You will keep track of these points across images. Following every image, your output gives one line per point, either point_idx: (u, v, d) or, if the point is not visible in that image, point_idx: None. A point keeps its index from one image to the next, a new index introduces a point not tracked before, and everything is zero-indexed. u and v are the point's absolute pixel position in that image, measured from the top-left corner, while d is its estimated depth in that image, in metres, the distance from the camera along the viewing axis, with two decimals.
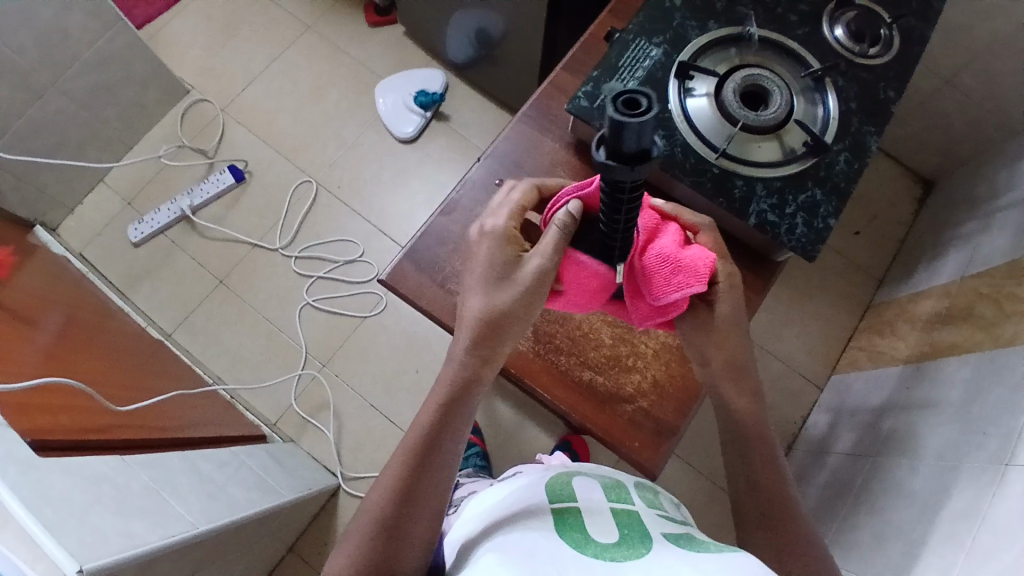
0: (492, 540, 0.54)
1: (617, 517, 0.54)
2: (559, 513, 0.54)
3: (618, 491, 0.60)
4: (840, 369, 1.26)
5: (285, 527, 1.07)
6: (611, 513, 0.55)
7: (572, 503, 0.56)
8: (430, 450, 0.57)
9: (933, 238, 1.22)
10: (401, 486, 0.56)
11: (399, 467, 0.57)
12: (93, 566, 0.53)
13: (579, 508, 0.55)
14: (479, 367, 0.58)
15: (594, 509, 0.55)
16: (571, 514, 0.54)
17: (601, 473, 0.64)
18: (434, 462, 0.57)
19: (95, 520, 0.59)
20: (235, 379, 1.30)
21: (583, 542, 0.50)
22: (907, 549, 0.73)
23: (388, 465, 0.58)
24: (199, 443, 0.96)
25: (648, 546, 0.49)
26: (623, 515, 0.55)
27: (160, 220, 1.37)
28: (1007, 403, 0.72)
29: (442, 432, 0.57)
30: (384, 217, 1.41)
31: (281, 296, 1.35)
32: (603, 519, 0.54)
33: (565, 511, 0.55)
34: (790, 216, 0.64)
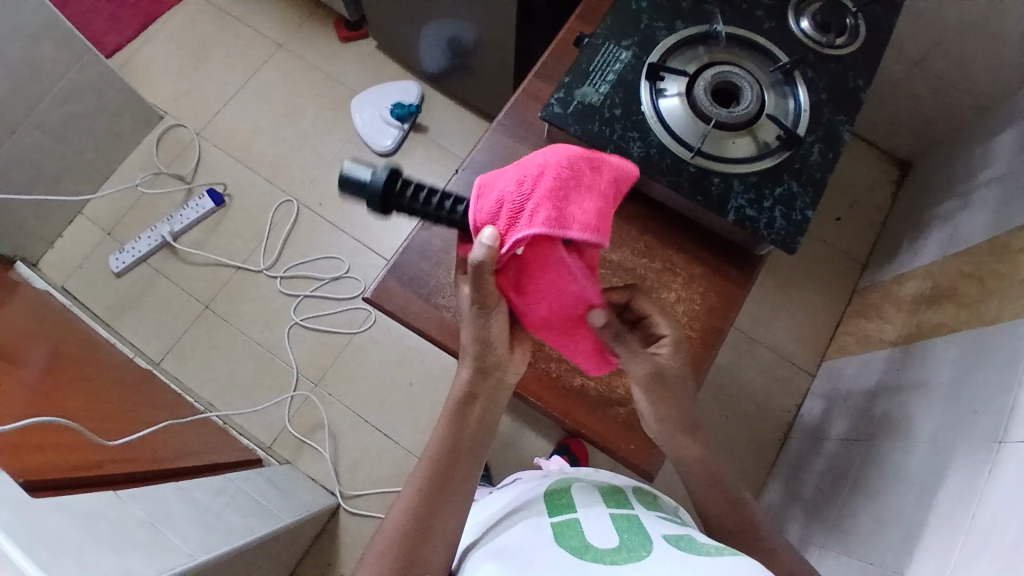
0: (490, 552, 0.54)
1: (617, 523, 0.54)
2: (559, 525, 0.54)
3: (616, 496, 0.60)
4: (829, 355, 1.27)
5: (286, 551, 1.05)
6: (611, 519, 0.54)
7: (572, 515, 0.55)
8: (437, 482, 0.57)
9: (912, 220, 1.24)
10: (410, 521, 0.55)
11: (408, 503, 0.56)
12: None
13: (579, 519, 0.55)
14: (477, 390, 0.59)
15: (593, 517, 0.55)
16: (571, 526, 0.54)
17: (598, 479, 0.64)
18: (447, 496, 0.57)
19: (90, 559, 0.57)
20: (227, 404, 1.28)
21: (584, 553, 0.50)
22: (907, 531, 0.73)
23: (401, 498, 0.58)
24: (195, 472, 0.94)
25: (648, 549, 0.49)
26: (623, 520, 0.55)
27: (141, 248, 1.35)
28: (996, 380, 0.73)
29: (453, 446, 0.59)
30: (368, 232, 1.40)
31: (269, 318, 1.34)
32: (602, 524, 0.54)
33: (565, 523, 0.54)
34: (767, 209, 0.65)
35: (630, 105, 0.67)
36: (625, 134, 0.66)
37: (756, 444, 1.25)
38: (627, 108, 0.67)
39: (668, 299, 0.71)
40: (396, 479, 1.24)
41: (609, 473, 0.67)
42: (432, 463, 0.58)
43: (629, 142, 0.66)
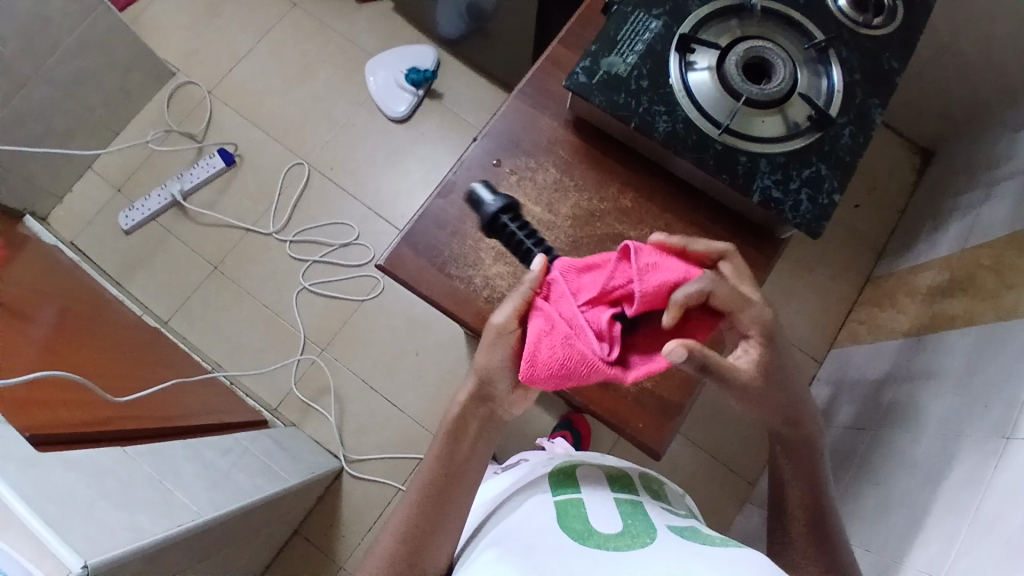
0: (490, 542, 0.54)
1: (621, 506, 0.55)
2: (563, 505, 0.54)
3: (622, 481, 0.60)
4: (839, 342, 1.26)
5: (291, 510, 1.07)
6: (615, 502, 0.55)
7: (576, 494, 0.56)
8: (435, 503, 0.59)
9: (933, 209, 1.22)
10: (403, 536, 0.58)
11: (405, 517, 0.59)
12: (98, 563, 0.53)
13: (583, 499, 0.55)
14: (475, 418, 0.61)
15: (598, 500, 0.55)
16: (575, 506, 0.54)
17: (605, 461, 0.64)
18: (442, 511, 0.59)
19: (99, 514, 0.59)
20: (234, 365, 1.29)
21: (584, 533, 0.50)
22: (910, 520, 0.74)
23: (399, 509, 0.61)
24: (200, 431, 0.95)
25: (650, 536, 0.49)
26: (628, 505, 0.55)
27: (150, 207, 1.35)
28: (1007, 375, 0.72)
29: (449, 466, 0.60)
30: (379, 199, 1.39)
31: (278, 281, 1.34)
32: (606, 508, 0.54)
33: (569, 503, 0.55)
34: (794, 191, 0.63)
35: (658, 77, 0.65)
36: (651, 107, 0.64)
37: None
38: (654, 80, 0.65)
39: None
40: (402, 446, 1.25)
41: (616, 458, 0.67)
42: (423, 499, 0.60)
43: (655, 116, 0.64)
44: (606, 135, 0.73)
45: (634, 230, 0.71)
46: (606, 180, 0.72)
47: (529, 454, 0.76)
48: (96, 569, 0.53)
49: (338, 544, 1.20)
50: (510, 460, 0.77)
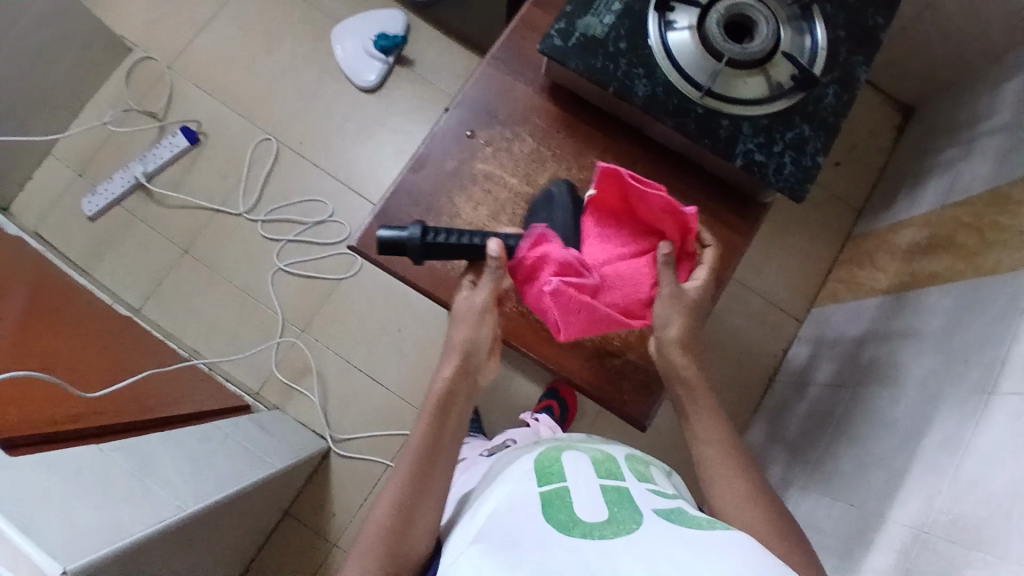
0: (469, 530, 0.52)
1: (605, 493, 0.54)
2: (548, 495, 0.53)
3: (607, 467, 0.59)
4: (818, 302, 1.27)
5: (279, 493, 1.07)
6: (600, 489, 0.54)
7: (561, 485, 0.55)
8: (429, 467, 0.58)
9: (912, 167, 1.21)
10: (398, 506, 0.56)
11: (399, 487, 0.57)
12: (77, 568, 0.51)
13: (568, 489, 0.54)
14: (463, 376, 0.62)
15: (582, 488, 0.54)
16: (560, 497, 0.53)
17: (588, 446, 0.64)
18: (437, 473, 0.58)
19: (76, 513, 0.57)
20: (211, 350, 1.26)
21: (571, 523, 0.49)
22: (891, 475, 0.76)
23: (390, 481, 0.58)
24: (178, 421, 0.93)
25: (637, 521, 0.49)
26: (612, 492, 0.54)
27: (113, 189, 1.29)
28: (990, 331, 0.73)
29: (443, 428, 0.61)
30: (353, 174, 1.34)
31: (251, 261, 1.30)
32: (592, 496, 0.53)
33: (554, 493, 0.54)
34: (777, 154, 0.62)
35: (637, 38, 0.62)
36: (630, 71, 0.62)
37: (742, 386, 1.26)
38: (633, 42, 0.62)
39: None
40: (388, 423, 1.25)
41: (599, 442, 0.67)
42: (426, 449, 0.59)
43: (635, 80, 0.62)
44: (581, 100, 0.70)
45: None
46: (585, 148, 0.70)
47: (513, 438, 0.76)
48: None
49: (327, 522, 1.20)
50: (494, 445, 0.76)
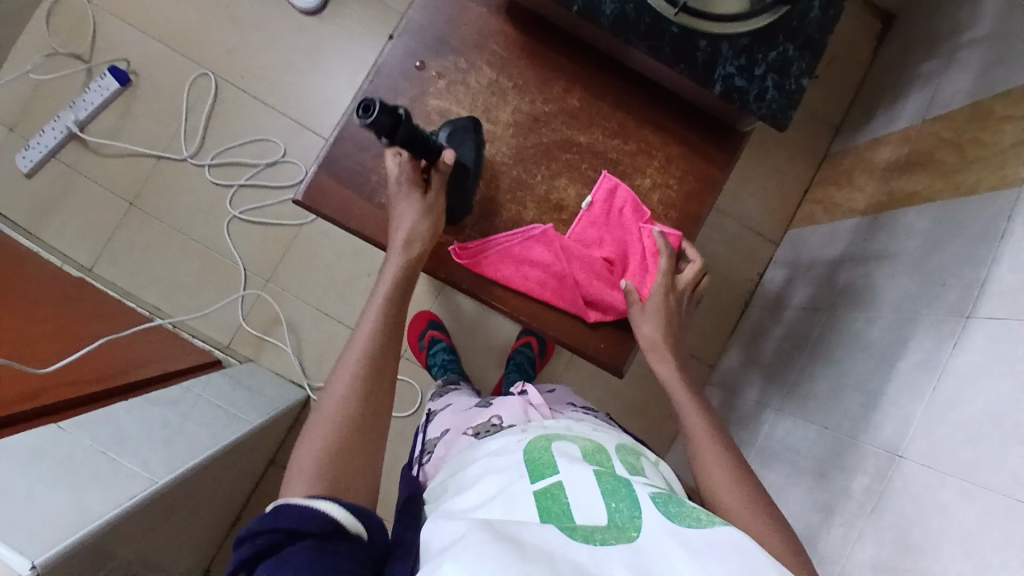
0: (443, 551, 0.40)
1: (601, 482, 0.43)
2: (541, 502, 0.42)
3: (598, 454, 0.49)
4: (794, 224, 1.25)
5: (260, 446, 1.06)
6: (598, 480, 0.44)
7: (554, 480, 0.43)
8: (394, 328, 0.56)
9: (892, 79, 1.17)
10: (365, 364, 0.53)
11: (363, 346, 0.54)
12: (49, 558, 0.50)
13: (561, 486, 0.43)
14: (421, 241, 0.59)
15: (579, 481, 0.43)
16: (555, 500, 0.42)
17: (578, 433, 0.53)
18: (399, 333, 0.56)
19: (40, 503, 0.54)
20: (175, 308, 1.21)
21: (572, 532, 0.40)
22: (868, 397, 0.78)
23: (352, 343, 0.54)
24: (146, 385, 0.90)
25: (642, 531, 0.40)
26: (609, 479, 0.44)
27: (46, 141, 1.19)
28: (969, 253, 0.72)
29: (404, 290, 0.58)
30: (304, 108, 1.24)
31: (203, 210, 1.22)
32: (590, 490, 0.43)
33: (546, 494, 0.43)
34: (759, 78, 0.57)
35: None
36: None
37: (720, 312, 1.25)
38: None
39: (643, 185, 0.66)
40: None
41: (590, 426, 0.57)
42: (385, 325, 0.56)
43: None
44: (551, 26, 0.67)
45: (584, 134, 0.66)
46: (550, 79, 0.66)
47: (497, 409, 0.64)
48: (45, 567, 0.49)
49: None
50: (476, 413, 0.65)
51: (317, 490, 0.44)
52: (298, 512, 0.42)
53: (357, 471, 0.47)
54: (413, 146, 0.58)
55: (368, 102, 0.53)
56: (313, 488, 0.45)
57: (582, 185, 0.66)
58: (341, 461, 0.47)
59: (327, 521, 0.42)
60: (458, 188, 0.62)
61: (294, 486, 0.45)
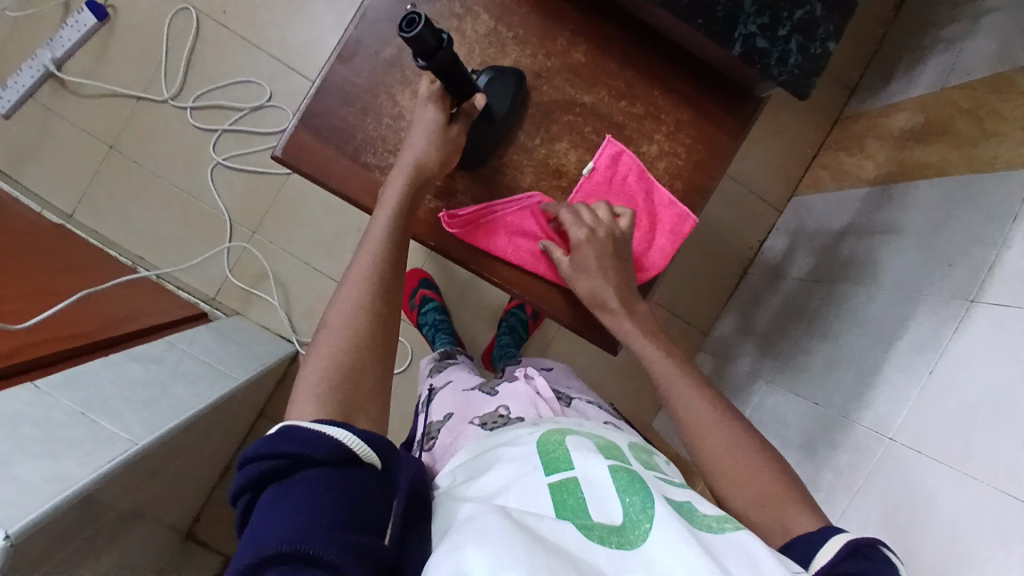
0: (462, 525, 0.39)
1: (617, 478, 0.43)
2: (557, 491, 0.41)
3: (613, 449, 0.48)
4: (800, 190, 1.22)
5: (248, 401, 1.04)
6: (613, 473, 0.43)
7: (570, 475, 0.43)
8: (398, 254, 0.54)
9: (913, 39, 1.10)
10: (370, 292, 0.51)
11: (367, 272, 0.52)
12: (22, 528, 0.49)
13: (576, 481, 0.42)
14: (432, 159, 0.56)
15: (594, 477, 0.43)
16: (570, 494, 0.41)
17: (590, 430, 0.51)
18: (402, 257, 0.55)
19: (15, 468, 0.53)
20: (159, 259, 1.17)
21: (588, 529, 0.39)
22: (861, 372, 0.78)
23: (355, 267, 0.53)
24: (127, 341, 0.87)
25: (656, 523, 0.39)
26: (625, 474, 0.43)
27: (23, 81, 1.14)
28: (979, 232, 0.70)
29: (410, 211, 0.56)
30: (290, 49, 1.17)
31: (185, 157, 1.17)
32: (606, 487, 0.42)
33: (563, 485, 0.42)
34: (782, 40, 0.53)
35: None
36: None
37: (719, 278, 1.23)
38: None
39: (649, 153, 0.63)
40: None
41: (600, 426, 0.55)
42: (386, 258, 0.53)
43: None
44: None
45: (588, 94, 0.62)
46: (552, 31, 0.62)
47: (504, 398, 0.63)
48: (19, 536, 0.49)
49: None
50: (481, 400, 0.63)
51: (320, 411, 0.44)
52: (307, 437, 0.41)
53: (362, 397, 0.47)
54: (446, 80, 0.54)
55: (412, 16, 0.48)
56: (315, 408, 0.44)
57: (584, 151, 0.62)
58: (344, 386, 0.46)
59: (337, 450, 0.41)
60: (477, 136, 0.59)
61: (299, 411, 0.44)
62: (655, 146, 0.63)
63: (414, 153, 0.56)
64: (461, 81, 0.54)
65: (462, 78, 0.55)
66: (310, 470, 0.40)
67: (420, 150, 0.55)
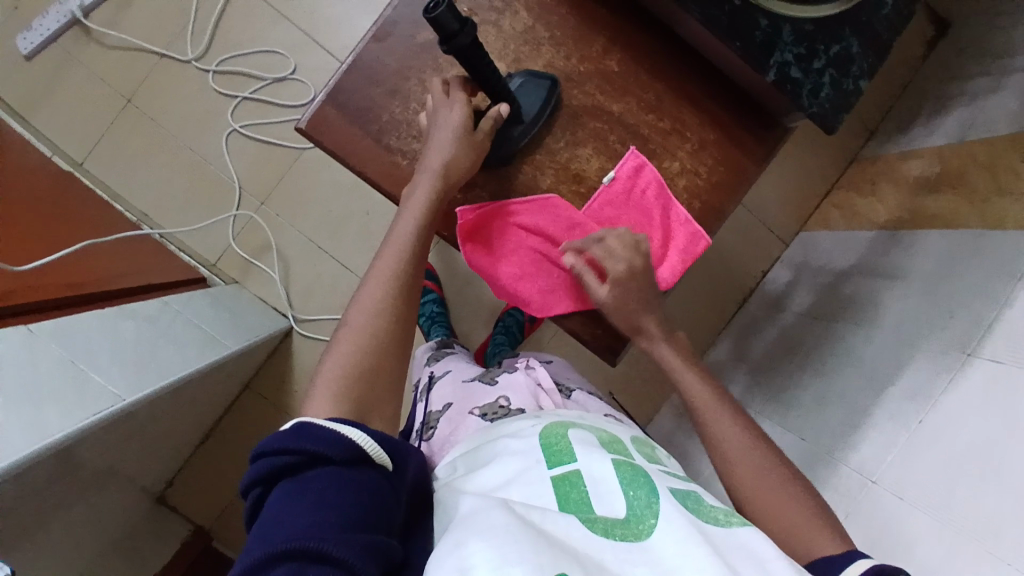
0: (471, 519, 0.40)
1: (620, 472, 0.43)
2: (561, 484, 0.42)
3: (616, 444, 0.49)
4: (809, 226, 1.22)
5: (236, 371, 1.04)
6: (616, 467, 0.44)
7: (573, 469, 0.43)
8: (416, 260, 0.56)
9: (937, 89, 1.11)
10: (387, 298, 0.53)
11: (385, 280, 0.54)
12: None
13: (579, 474, 0.43)
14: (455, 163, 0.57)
15: (597, 470, 0.43)
16: (574, 488, 0.42)
17: (593, 424, 0.53)
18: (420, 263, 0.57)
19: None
20: (163, 219, 1.17)
21: (591, 522, 0.39)
22: (851, 412, 0.78)
23: (374, 275, 0.55)
24: (125, 295, 0.87)
25: (660, 517, 0.39)
26: (628, 468, 0.44)
27: (48, 25, 1.14)
28: (982, 287, 0.70)
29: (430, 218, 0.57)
30: (319, 24, 1.17)
31: (202, 120, 1.17)
32: (609, 479, 0.43)
33: (566, 479, 0.43)
34: (816, 72, 0.53)
35: None
36: None
37: (718, 303, 1.23)
38: None
39: (671, 169, 0.63)
40: None
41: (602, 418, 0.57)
42: (405, 265, 0.56)
43: None
44: None
45: (617, 102, 0.62)
46: (588, 36, 0.62)
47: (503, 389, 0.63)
48: None
49: (288, 400, 1.17)
50: (480, 391, 0.64)
51: (337, 404, 0.45)
52: (321, 433, 0.41)
53: (374, 399, 0.48)
54: (475, 74, 0.54)
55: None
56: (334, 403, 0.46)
57: (606, 159, 0.62)
58: (359, 387, 0.47)
59: (350, 449, 0.41)
60: (506, 129, 0.60)
61: (314, 408, 0.45)
62: (677, 162, 0.63)
63: (440, 156, 0.56)
64: (487, 73, 0.54)
65: (490, 71, 0.54)
66: (325, 467, 0.40)
67: (443, 154, 0.56)
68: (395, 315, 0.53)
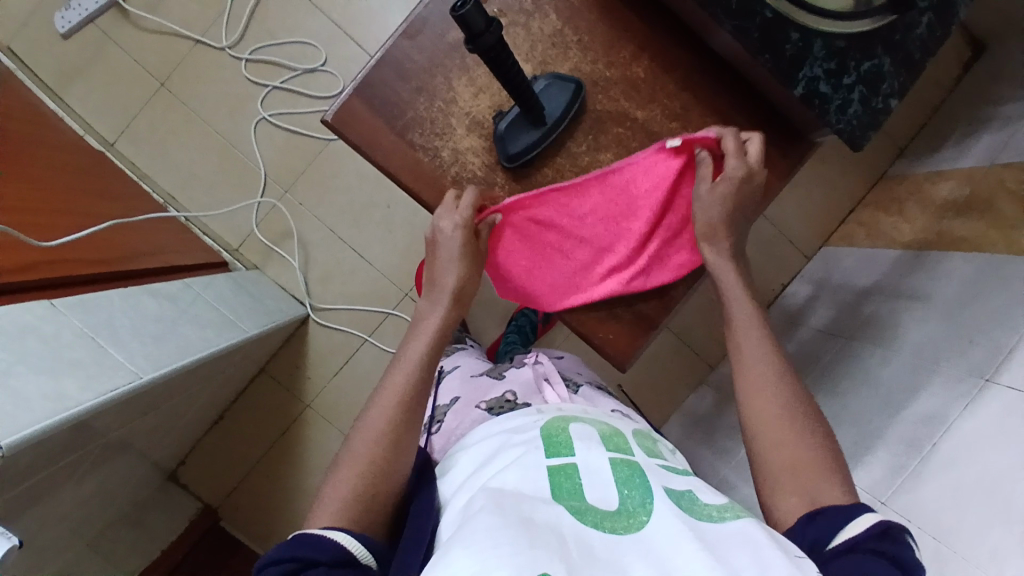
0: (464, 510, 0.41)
1: (616, 470, 0.44)
2: (555, 473, 0.43)
3: (616, 439, 0.49)
4: (831, 242, 1.20)
5: (252, 355, 1.05)
6: (613, 465, 0.44)
7: (570, 461, 0.44)
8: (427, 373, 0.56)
9: (971, 110, 1.09)
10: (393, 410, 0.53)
11: (395, 394, 0.54)
12: (12, 440, 0.51)
13: (575, 467, 0.44)
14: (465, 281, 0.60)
15: (594, 465, 0.44)
16: (568, 478, 0.43)
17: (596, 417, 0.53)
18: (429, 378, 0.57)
19: (18, 380, 0.54)
20: (189, 202, 1.19)
21: (581, 514, 0.40)
22: (863, 434, 0.77)
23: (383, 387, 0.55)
24: (146, 275, 0.89)
25: (652, 515, 0.40)
26: (624, 466, 0.44)
27: (86, 5, 1.16)
28: (1005, 315, 0.69)
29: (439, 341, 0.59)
30: (351, 17, 1.18)
31: (232, 106, 1.19)
32: (604, 475, 0.43)
33: (561, 470, 0.44)
34: (844, 88, 0.53)
35: None
36: None
37: None
38: None
39: None
40: (366, 299, 1.19)
41: (606, 412, 0.57)
42: (414, 379, 0.56)
43: None
44: None
45: (641, 109, 0.62)
46: (617, 42, 0.62)
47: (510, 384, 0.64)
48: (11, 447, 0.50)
49: (300, 385, 1.18)
50: (488, 385, 0.64)
51: (338, 522, 0.46)
52: (313, 541, 0.44)
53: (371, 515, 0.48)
54: (502, 77, 0.53)
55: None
56: (336, 521, 0.46)
57: None
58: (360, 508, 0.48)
59: (340, 553, 0.44)
60: (529, 132, 0.59)
61: (315, 521, 0.47)
62: None
63: (451, 278, 0.60)
64: (513, 77, 0.53)
65: (516, 75, 0.53)
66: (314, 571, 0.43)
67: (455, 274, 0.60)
68: (401, 428, 0.53)
